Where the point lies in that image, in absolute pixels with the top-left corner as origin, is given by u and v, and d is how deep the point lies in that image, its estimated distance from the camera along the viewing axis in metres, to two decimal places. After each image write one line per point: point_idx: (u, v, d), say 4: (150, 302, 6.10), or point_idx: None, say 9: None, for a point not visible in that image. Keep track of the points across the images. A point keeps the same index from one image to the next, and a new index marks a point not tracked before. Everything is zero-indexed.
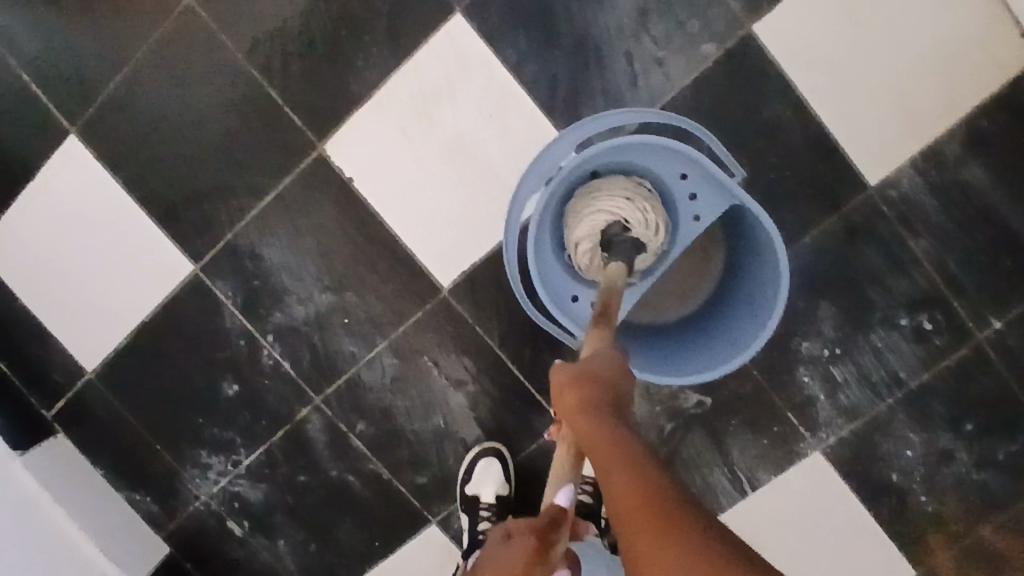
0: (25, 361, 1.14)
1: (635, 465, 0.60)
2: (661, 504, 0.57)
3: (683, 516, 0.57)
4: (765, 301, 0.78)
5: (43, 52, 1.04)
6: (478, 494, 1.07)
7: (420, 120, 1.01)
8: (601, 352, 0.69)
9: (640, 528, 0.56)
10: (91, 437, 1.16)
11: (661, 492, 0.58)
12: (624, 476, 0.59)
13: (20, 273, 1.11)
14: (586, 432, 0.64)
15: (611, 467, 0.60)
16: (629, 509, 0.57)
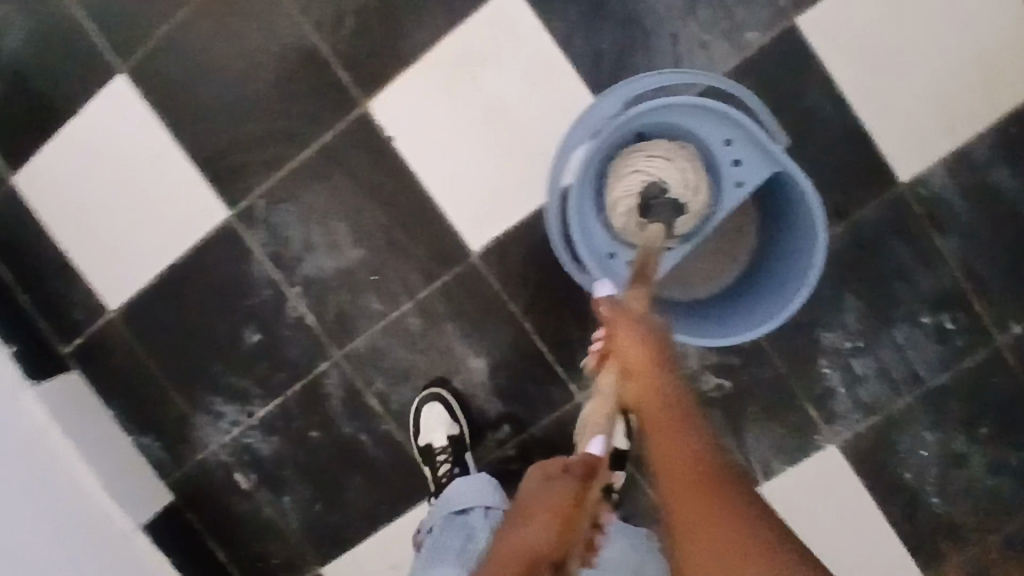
0: (47, 294, 1.14)
1: (678, 423, 0.60)
2: (710, 471, 0.58)
3: (724, 483, 0.57)
4: (796, 279, 0.79)
5: None
6: (431, 443, 1.07)
7: (465, 83, 1.02)
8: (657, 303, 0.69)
9: (676, 492, 0.57)
10: (106, 377, 1.16)
11: (704, 454, 0.59)
12: (667, 435, 0.60)
13: (54, 206, 1.12)
14: (642, 376, 0.63)
15: (653, 423, 0.61)
16: (676, 468, 0.58)
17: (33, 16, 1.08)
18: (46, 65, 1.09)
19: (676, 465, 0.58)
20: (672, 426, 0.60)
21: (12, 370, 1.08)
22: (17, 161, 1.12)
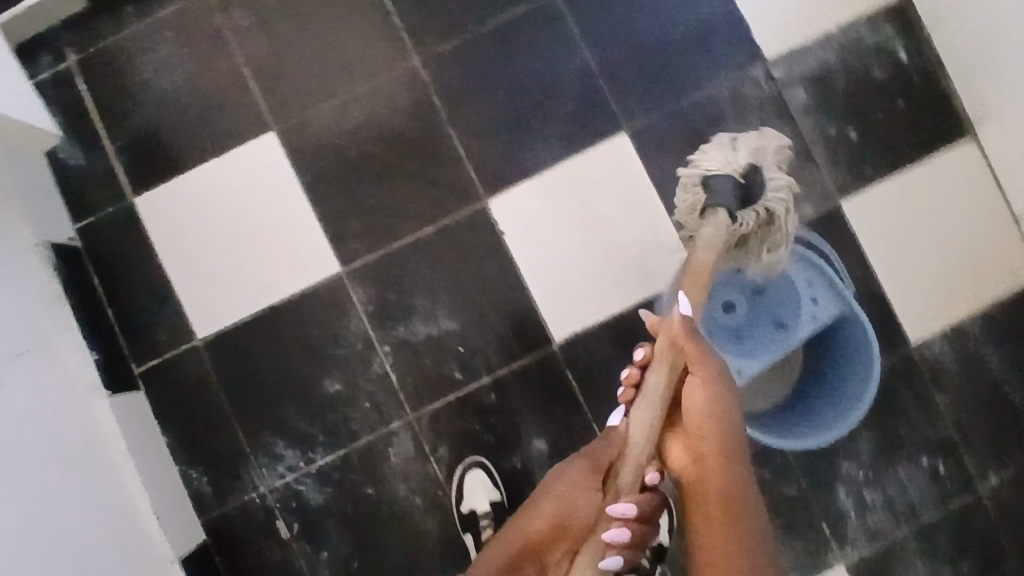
0: (136, 314, 1.18)
1: (712, 491, 0.74)
2: (727, 528, 0.71)
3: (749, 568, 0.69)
4: (843, 407, 1.00)
5: (270, 61, 1.21)
6: (473, 508, 1.14)
7: (574, 200, 1.21)
8: (710, 364, 0.79)
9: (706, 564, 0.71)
10: (171, 404, 1.17)
11: (735, 539, 0.71)
12: (695, 510, 0.75)
13: (167, 234, 1.19)
14: (694, 434, 0.77)
15: (693, 487, 0.76)
16: (707, 529, 0.72)
17: (201, 62, 1.21)
18: (198, 110, 1.20)
19: (709, 543, 0.71)
20: (709, 503, 0.74)
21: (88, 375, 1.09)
22: (142, 185, 1.20)
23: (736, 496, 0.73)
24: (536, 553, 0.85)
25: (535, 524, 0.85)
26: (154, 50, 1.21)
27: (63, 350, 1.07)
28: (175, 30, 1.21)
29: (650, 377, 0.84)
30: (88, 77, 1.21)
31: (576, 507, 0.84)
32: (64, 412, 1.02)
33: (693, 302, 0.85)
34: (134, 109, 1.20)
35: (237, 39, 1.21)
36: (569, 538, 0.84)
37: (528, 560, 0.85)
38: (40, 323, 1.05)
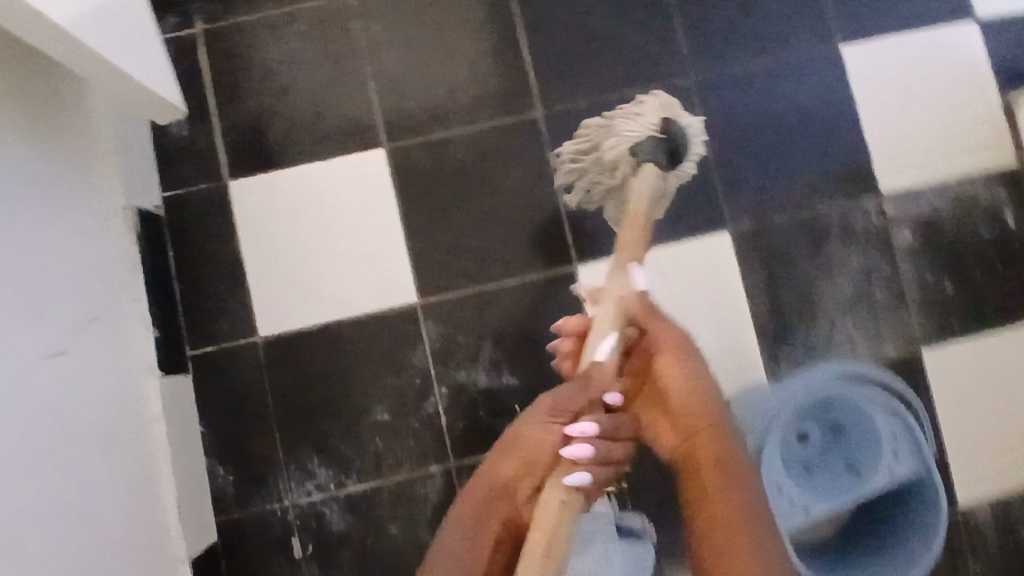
0: (202, 296, 1.16)
1: (705, 436, 0.74)
2: (728, 499, 0.70)
3: (753, 511, 0.70)
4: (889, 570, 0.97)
5: (395, 78, 1.20)
6: None
7: (663, 286, 1.19)
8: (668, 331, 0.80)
9: (705, 504, 0.71)
10: (216, 394, 1.15)
11: (728, 475, 0.71)
12: (685, 452, 0.75)
13: (252, 224, 1.17)
14: (670, 398, 0.77)
15: (696, 462, 0.73)
16: (709, 502, 0.71)
17: (328, 64, 1.19)
18: (312, 109, 1.19)
19: (705, 484, 0.72)
20: (698, 449, 0.74)
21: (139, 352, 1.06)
22: (240, 170, 1.18)
23: (718, 434, 0.74)
24: (503, 491, 0.78)
25: (503, 462, 0.79)
26: (284, 41, 1.19)
27: (123, 324, 1.03)
28: (309, 26, 1.19)
29: (597, 327, 0.81)
30: (211, 50, 1.19)
31: (544, 452, 0.78)
32: (116, 394, 0.98)
33: (636, 266, 0.83)
34: (251, 94, 1.19)
35: (369, 51, 1.20)
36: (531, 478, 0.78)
37: (498, 497, 0.78)
38: (109, 295, 1.01)
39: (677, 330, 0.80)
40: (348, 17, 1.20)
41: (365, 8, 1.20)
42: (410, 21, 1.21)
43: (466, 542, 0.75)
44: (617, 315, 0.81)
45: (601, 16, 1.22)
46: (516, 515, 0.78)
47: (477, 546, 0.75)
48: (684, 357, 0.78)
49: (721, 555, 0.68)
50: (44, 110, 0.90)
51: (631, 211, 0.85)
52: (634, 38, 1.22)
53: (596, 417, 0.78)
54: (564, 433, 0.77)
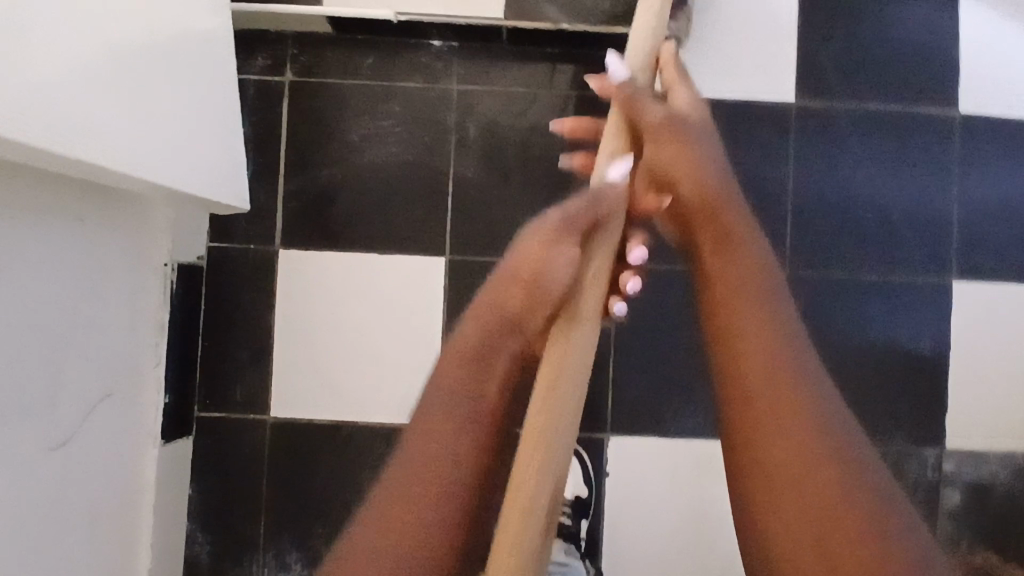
0: (224, 360, 1.12)
1: (744, 300, 0.58)
2: (760, 359, 0.55)
3: (784, 377, 0.54)
4: None
5: (478, 187, 1.12)
6: None
7: (694, 481, 1.10)
8: (674, 107, 0.64)
9: (752, 398, 0.54)
10: (212, 461, 1.11)
11: (771, 349, 0.56)
12: (710, 305, 0.60)
13: (293, 300, 1.12)
14: (688, 188, 0.62)
15: (709, 268, 0.61)
16: (739, 364, 0.56)
17: (411, 155, 1.12)
18: (383, 197, 1.12)
19: (742, 357, 0.56)
20: (729, 309, 0.58)
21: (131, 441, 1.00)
22: (295, 241, 1.12)
23: (742, 274, 0.60)
24: (511, 324, 0.60)
25: (519, 284, 0.59)
26: (373, 120, 1.12)
27: (118, 416, 0.97)
28: (404, 110, 1.11)
29: (607, 154, 0.63)
30: (294, 108, 1.12)
31: (550, 262, 0.58)
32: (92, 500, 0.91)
33: (641, 37, 0.63)
34: (324, 166, 1.12)
35: (458, 152, 1.12)
36: (542, 307, 0.59)
37: (505, 333, 0.60)
38: (113, 372, 0.94)
39: (692, 147, 0.63)
40: (445, 111, 1.11)
41: (466, 106, 1.11)
42: (507, 131, 1.11)
43: (465, 401, 0.57)
44: (623, 131, 0.63)
45: None
46: (524, 348, 0.61)
47: (481, 400, 0.58)
48: (706, 178, 0.63)
49: (798, 483, 0.51)
50: (59, 203, 0.80)
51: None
52: None
53: (613, 233, 0.62)
54: (579, 256, 0.59)
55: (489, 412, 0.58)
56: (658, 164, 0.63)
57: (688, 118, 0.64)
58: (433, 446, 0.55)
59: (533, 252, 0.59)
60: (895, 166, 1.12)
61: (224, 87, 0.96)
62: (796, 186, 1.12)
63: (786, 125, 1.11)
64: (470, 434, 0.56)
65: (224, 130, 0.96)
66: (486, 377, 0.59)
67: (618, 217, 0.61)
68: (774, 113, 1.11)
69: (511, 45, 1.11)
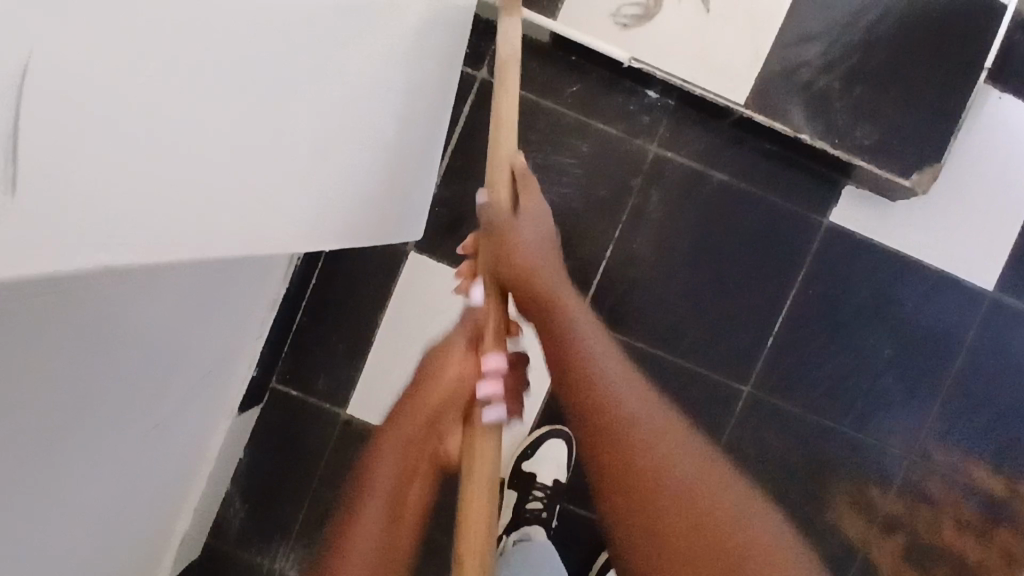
0: (318, 342, 1.05)
1: (593, 349, 0.60)
2: (605, 414, 0.55)
3: (649, 443, 0.54)
4: None
5: (639, 259, 1.03)
6: None
7: None
8: (528, 201, 0.64)
9: (631, 458, 0.53)
10: (275, 436, 1.06)
11: (618, 401, 0.56)
12: (567, 364, 0.59)
13: (407, 307, 1.05)
14: (538, 279, 0.62)
15: (551, 335, 0.61)
16: (595, 427, 0.56)
17: (581, 203, 1.02)
18: None
19: (613, 423, 0.55)
20: (607, 413, 0.55)
21: (183, 449, 0.85)
22: (429, 248, 1.04)
23: (592, 339, 0.60)
24: (427, 428, 0.60)
25: (426, 395, 0.61)
26: (554, 152, 1.01)
27: (176, 437, 0.79)
28: (591, 153, 1.01)
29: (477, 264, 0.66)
30: (478, 109, 1.02)
31: (442, 383, 0.61)
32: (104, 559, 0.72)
33: (505, 159, 0.62)
34: (487, 182, 1.03)
35: (631, 216, 1.02)
36: (435, 426, 0.60)
37: (416, 453, 0.60)
38: (225, 352, 0.86)
39: (532, 222, 0.64)
40: (632, 171, 1.01)
41: (660, 173, 1.01)
42: (690, 211, 1.02)
43: (372, 517, 0.56)
44: (482, 232, 0.64)
45: (877, 336, 1.04)
46: (435, 458, 0.60)
47: (403, 505, 0.57)
48: (549, 263, 0.64)
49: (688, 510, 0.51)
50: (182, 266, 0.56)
51: (499, 84, 0.61)
52: (889, 379, 1.04)
53: (489, 336, 0.62)
54: (455, 368, 0.61)
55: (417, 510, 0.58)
56: (504, 268, 0.63)
57: (534, 195, 0.65)
58: (363, 543, 0.54)
59: (434, 375, 0.61)
60: None
61: (417, 106, 0.75)
62: (956, 374, 1.04)
63: (973, 310, 1.03)
64: (388, 543, 0.55)
65: (399, 161, 0.75)
66: (391, 501, 0.57)
67: (493, 325, 0.63)
68: (965, 294, 1.03)
69: (732, 125, 0.99)
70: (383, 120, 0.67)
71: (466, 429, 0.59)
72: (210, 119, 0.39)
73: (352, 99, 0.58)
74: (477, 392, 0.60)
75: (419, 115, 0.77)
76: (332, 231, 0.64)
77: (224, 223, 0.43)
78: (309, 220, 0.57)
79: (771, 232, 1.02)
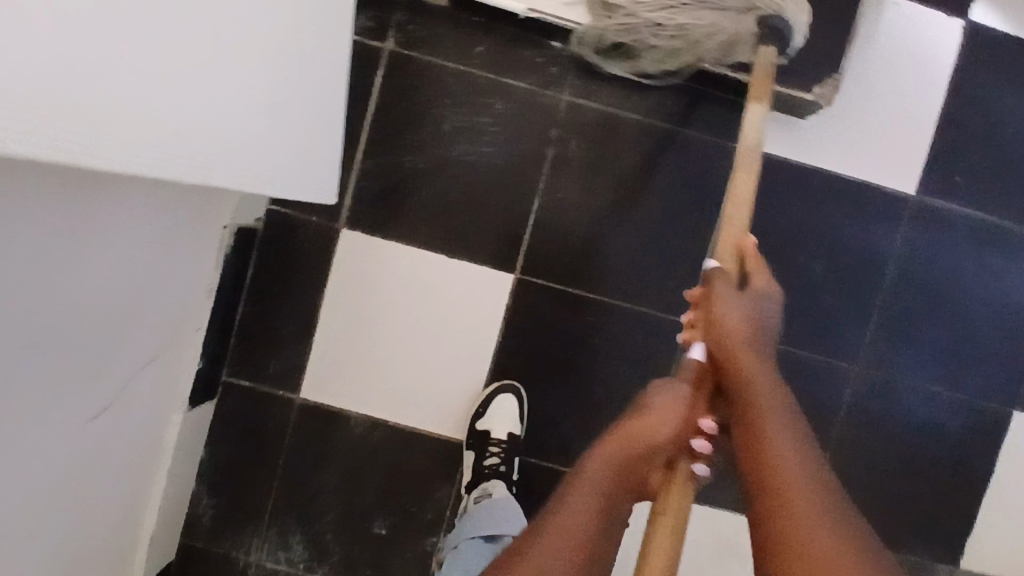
0: (263, 330, 1.06)
1: (784, 428, 0.58)
2: (793, 494, 0.53)
3: (829, 518, 0.52)
4: None
5: (567, 209, 1.05)
6: None
7: (708, 547, 1.09)
8: (759, 299, 0.67)
9: (784, 501, 0.53)
10: (232, 427, 1.07)
11: (806, 484, 0.54)
12: (765, 454, 0.57)
13: (347, 284, 1.06)
14: (755, 366, 0.63)
15: (755, 414, 0.60)
16: (778, 493, 0.54)
17: (503, 160, 1.05)
18: (464, 197, 1.05)
19: (776, 465, 0.56)
20: (790, 491, 0.54)
21: (131, 440, 0.86)
22: (361, 223, 1.05)
23: (788, 438, 0.58)
24: (640, 458, 0.61)
25: (648, 422, 0.62)
26: (469, 113, 1.04)
27: (115, 419, 0.80)
28: (506, 111, 1.04)
29: (688, 333, 0.70)
30: (391, 79, 1.03)
31: (664, 421, 0.62)
32: (54, 547, 0.73)
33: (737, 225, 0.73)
34: (410, 151, 1.04)
35: (552, 167, 1.05)
36: (644, 459, 0.61)
37: (631, 467, 0.60)
38: (163, 339, 0.88)
39: (751, 307, 0.66)
40: (549, 123, 1.04)
41: (575, 122, 1.04)
42: (610, 155, 1.05)
43: (581, 505, 0.58)
44: (707, 290, 0.69)
45: (809, 253, 1.05)
46: (636, 489, 0.61)
47: (606, 523, 0.58)
48: (758, 346, 0.65)
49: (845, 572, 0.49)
50: (41, 166, 0.52)
51: (742, 154, 0.76)
52: (825, 295, 1.06)
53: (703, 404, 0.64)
54: (676, 408, 0.63)
55: (605, 525, 0.58)
56: (719, 341, 0.65)
57: (764, 288, 0.68)
58: (572, 515, 0.57)
59: (655, 406, 0.63)
60: (996, 283, 1.07)
61: (314, 62, 0.77)
62: (892, 281, 1.06)
63: (899, 216, 1.06)
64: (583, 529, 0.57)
65: (303, 124, 0.78)
66: (603, 509, 0.58)
67: (708, 384, 0.66)
68: (890, 201, 1.05)
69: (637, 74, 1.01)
70: (278, 70, 0.69)
71: (673, 473, 0.62)
72: (63, 34, 0.42)
73: (237, 41, 0.60)
74: (690, 446, 0.62)
75: (321, 82, 0.80)
76: (246, 174, 0.65)
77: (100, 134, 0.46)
78: (214, 156, 0.59)
79: (692, 164, 1.04)
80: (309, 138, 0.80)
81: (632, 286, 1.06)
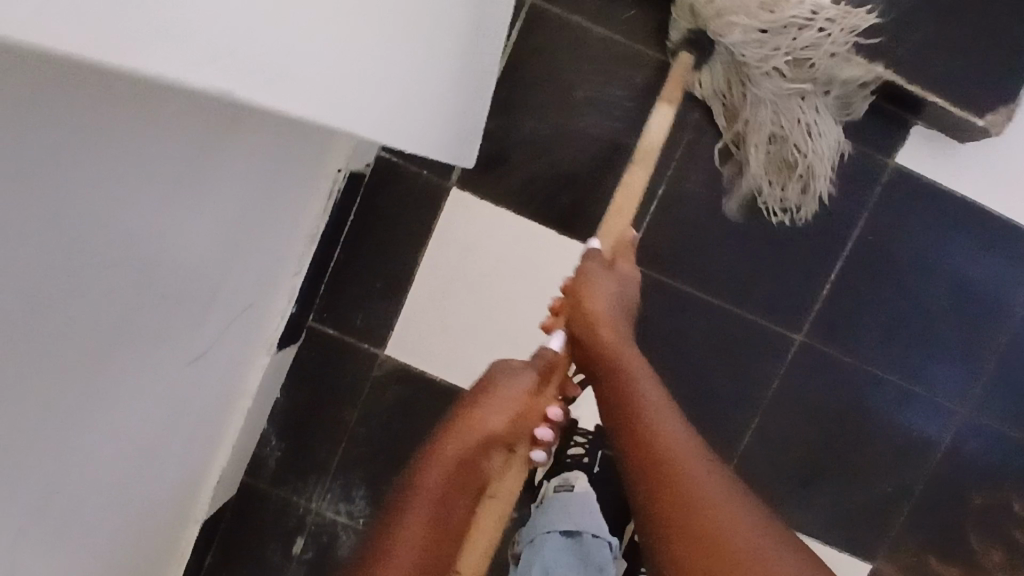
0: (355, 281, 1.02)
1: (648, 389, 0.64)
2: (661, 433, 0.60)
3: (692, 453, 0.58)
4: None
5: (690, 200, 0.99)
6: None
7: None
8: (621, 286, 0.73)
9: (649, 445, 0.59)
10: (310, 375, 1.04)
11: (672, 430, 0.60)
12: (637, 412, 0.62)
13: (447, 245, 1.01)
14: (613, 340, 0.68)
15: (619, 379, 0.65)
16: (646, 442, 0.59)
17: (632, 138, 0.98)
18: (585, 173, 0.99)
19: (656, 436, 0.59)
20: (655, 437, 0.59)
21: (219, 381, 0.83)
22: (473, 184, 0.99)
23: (653, 394, 0.64)
24: (490, 439, 0.63)
25: (486, 411, 0.64)
26: (604, 83, 0.97)
27: (209, 362, 0.76)
28: (645, 86, 0.97)
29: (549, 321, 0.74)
30: (525, 35, 0.96)
31: (519, 401, 0.66)
32: (140, 486, 0.70)
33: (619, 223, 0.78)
34: (534, 115, 0.98)
35: (683, 155, 0.98)
36: (496, 437, 0.64)
37: (481, 449, 0.62)
38: (264, 283, 0.83)
39: (616, 293, 0.72)
40: (688, 105, 0.97)
41: None
42: None
43: (435, 472, 0.60)
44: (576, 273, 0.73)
45: (931, 282, 1.00)
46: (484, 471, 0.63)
47: (450, 502, 0.60)
48: (621, 326, 0.70)
49: (703, 492, 0.55)
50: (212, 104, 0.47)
51: (641, 153, 0.80)
52: (940, 328, 1.01)
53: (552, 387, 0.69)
54: (529, 387, 0.67)
55: (454, 496, 0.61)
56: (581, 330, 0.69)
57: (625, 276, 0.75)
58: (426, 480, 0.60)
59: (507, 385, 0.66)
60: None
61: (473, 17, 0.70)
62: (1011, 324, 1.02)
63: None
64: (431, 506, 0.59)
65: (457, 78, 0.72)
66: (452, 480, 0.60)
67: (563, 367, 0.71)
68: None
69: None
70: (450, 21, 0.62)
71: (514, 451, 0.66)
72: None
73: None
74: (536, 430, 0.67)
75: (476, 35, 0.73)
76: (409, 133, 0.60)
77: (313, 80, 0.40)
78: (386, 110, 0.53)
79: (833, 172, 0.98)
80: (459, 94, 0.75)
81: (744, 291, 1.00)
